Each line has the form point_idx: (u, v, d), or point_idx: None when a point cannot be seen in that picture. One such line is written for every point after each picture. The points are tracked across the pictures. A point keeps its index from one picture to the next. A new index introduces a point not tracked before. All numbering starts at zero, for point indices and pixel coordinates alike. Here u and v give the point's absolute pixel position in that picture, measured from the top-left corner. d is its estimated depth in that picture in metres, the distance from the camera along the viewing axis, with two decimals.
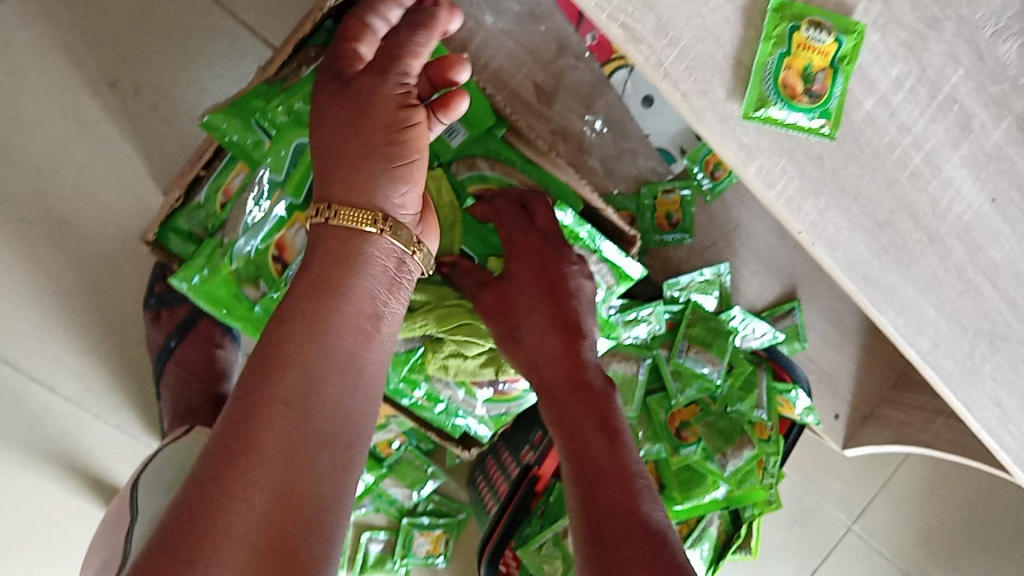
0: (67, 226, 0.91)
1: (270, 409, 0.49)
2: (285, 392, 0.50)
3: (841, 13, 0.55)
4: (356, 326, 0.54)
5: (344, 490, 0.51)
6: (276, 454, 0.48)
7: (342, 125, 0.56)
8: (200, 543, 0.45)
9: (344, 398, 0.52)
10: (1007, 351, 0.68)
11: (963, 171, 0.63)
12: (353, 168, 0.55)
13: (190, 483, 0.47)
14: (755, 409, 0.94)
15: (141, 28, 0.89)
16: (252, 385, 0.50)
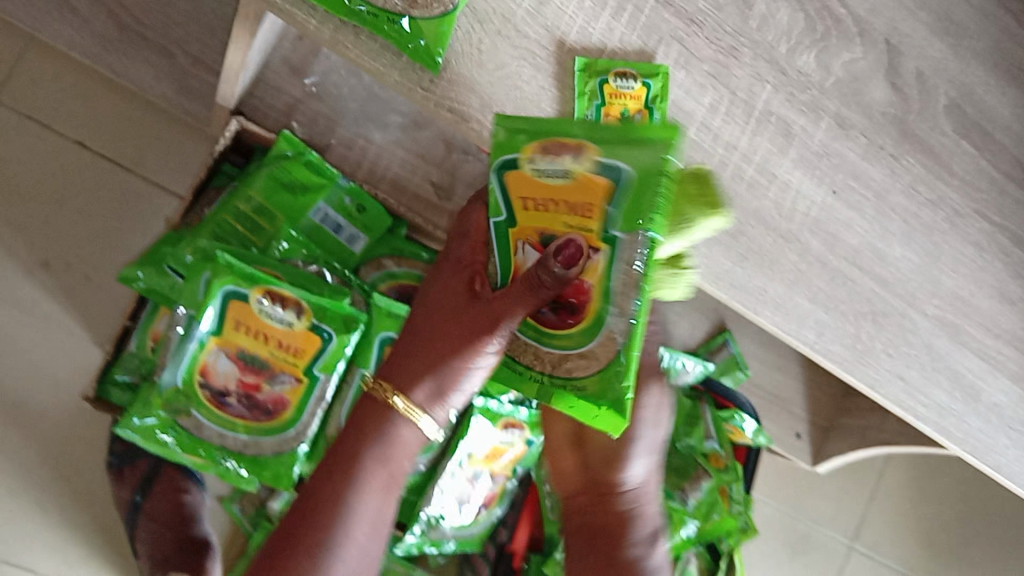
0: (22, 406, 0.95)
1: (304, 554, 0.60)
2: (314, 539, 0.60)
3: (643, 60, 0.63)
4: (379, 485, 0.63)
5: None
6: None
7: (430, 311, 0.62)
8: None
9: (361, 541, 0.62)
10: (891, 325, 0.73)
11: (798, 172, 0.69)
12: (409, 349, 0.62)
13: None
14: (705, 441, 1.01)
15: (64, 209, 0.96)
16: (293, 525, 0.61)
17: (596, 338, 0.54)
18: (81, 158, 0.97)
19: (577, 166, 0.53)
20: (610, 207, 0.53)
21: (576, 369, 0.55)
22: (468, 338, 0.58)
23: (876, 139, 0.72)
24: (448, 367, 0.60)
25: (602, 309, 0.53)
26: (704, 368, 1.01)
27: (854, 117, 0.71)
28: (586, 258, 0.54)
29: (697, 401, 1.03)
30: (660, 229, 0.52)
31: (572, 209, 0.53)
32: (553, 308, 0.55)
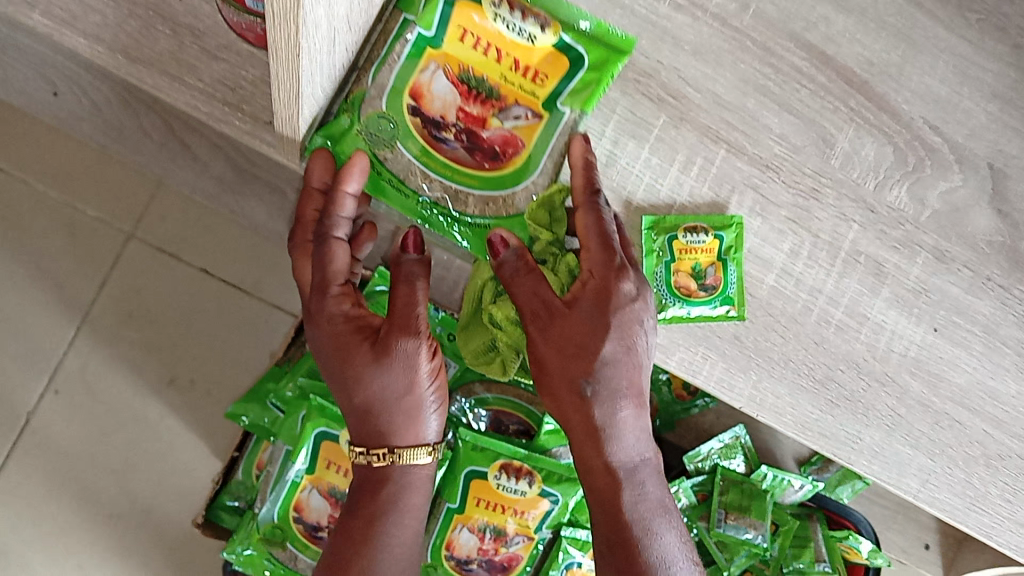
0: (150, 513, 1.03)
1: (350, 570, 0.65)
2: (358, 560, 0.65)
3: (715, 213, 0.62)
4: (408, 532, 0.67)
5: None
6: None
7: (332, 364, 0.63)
8: None
9: (402, 561, 0.67)
10: (1009, 469, 0.68)
11: (893, 313, 0.65)
12: (350, 397, 0.63)
13: None
14: (816, 563, 0.93)
15: (187, 329, 1.04)
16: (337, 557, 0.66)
17: (527, 185, 0.61)
18: (204, 284, 1.04)
19: (538, 33, 0.58)
20: (561, 68, 0.60)
21: (510, 207, 0.61)
22: (347, 384, 0.62)
23: (981, 271, 0.67)
24: (407, 408, 0.63)
25: (530, 154, 0.61)
26: (813, 487, 0.93)
27: (955, 249, 0.66)
28: (518, 113, 0.60)
29: (806, 519, 0.96)
30: (582, 108, 0.60)
31: (517, 64, 0.59)
32: (478, 161, 0.61)
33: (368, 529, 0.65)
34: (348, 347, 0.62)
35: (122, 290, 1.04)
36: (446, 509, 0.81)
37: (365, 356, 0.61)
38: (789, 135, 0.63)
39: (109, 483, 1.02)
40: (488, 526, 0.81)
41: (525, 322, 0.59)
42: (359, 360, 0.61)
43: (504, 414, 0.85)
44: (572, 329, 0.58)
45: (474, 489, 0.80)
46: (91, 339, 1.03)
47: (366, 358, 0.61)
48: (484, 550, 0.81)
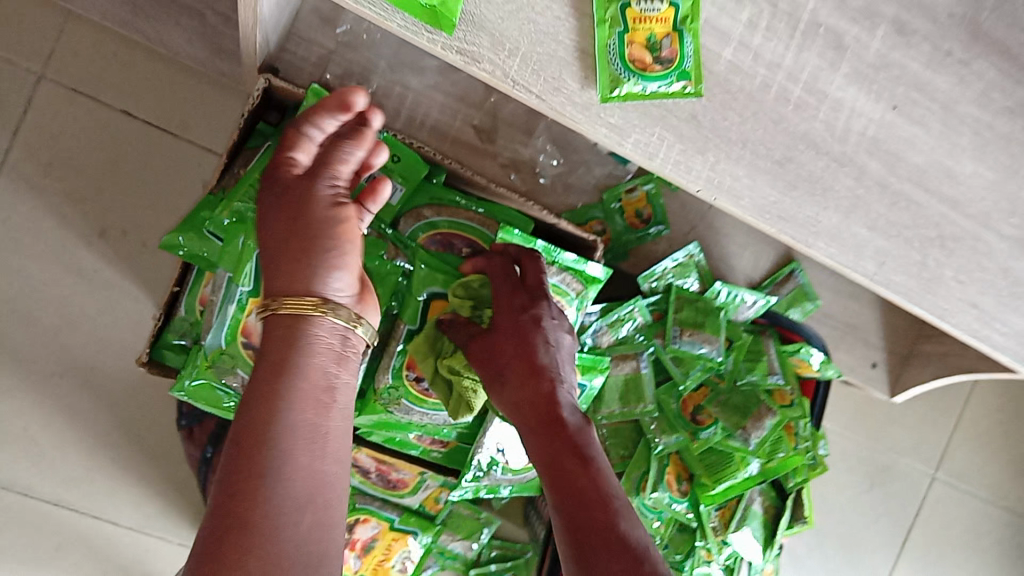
0: (94, 369, 0.99)
1: (255, 441, 0.54)
2: (264, 424, 0.55)
3: None
4: (316, 397, 0.58)
5: (314, 496, 0.54)
6: (259, 479, 0.53)
7: (260, 218, 0.65)
8: (231, 523, 0.51)
9: (315, 440, 0.56)
10: (962, 250, 0.68)
11: (852, 89, 0.63)
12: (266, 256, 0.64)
13: (217, 491, 0.53)
14: (768, 376, 0.95)
15: (113, 175, 0.98)
16: (246, 422, 0.55)
17: None
18: (127, 126, 0.98)
19: None
20: None
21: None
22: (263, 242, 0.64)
23: (941, 45, 0.64)
24: (315, 260, 0.62)
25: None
26: (765, 301, 0.96)
27: (915, 22, 0.64)
28: None
29: (759, 335, 0.97)
30: None
31: None
32: None
33: (279, 383, 0.57)
34: (270, 200, 0.65)
35: (37, 136, 0.96)
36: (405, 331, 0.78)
37: (279, 204, 0.64)
38: None
39: (45, 339, 0.97)
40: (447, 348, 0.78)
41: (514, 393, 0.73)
42: (274, 213, 0.64)
43: (454, 236, 0.82)
44: (512, 339, 0.73)
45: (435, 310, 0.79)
46: (8, 189, 0.96)
47: (279, 210, 0.64)
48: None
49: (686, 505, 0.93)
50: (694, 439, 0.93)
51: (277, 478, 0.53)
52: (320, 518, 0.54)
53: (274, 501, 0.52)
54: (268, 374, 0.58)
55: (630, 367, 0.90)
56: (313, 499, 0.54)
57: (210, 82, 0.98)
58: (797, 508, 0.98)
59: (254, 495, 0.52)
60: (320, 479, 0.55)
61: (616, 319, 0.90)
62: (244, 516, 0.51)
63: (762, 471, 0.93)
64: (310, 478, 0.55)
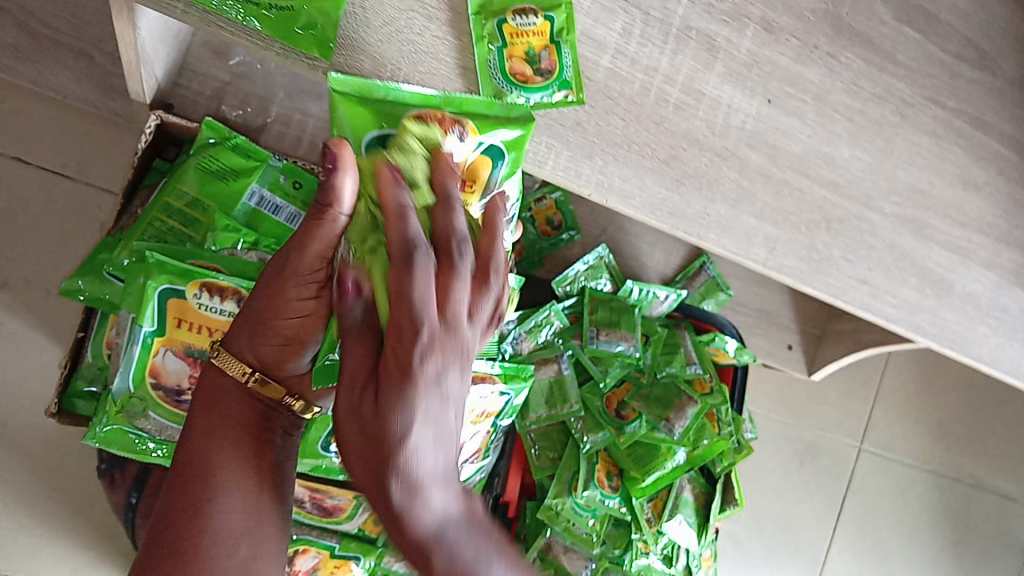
0: (6, 425, 0.96)
1: (190, 475, 0.60)
2: (193, 461, 0.61)
3: None
4: (249, 439, 0.62)
5: (251, 522, 0.60)
6: (185, 510, 0.59)
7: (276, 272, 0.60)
8: (170, 545, 0.58)
9: (253, 466, 0.61)
10: (846, 231, 0.71)
11: (728, 87, 0.66)
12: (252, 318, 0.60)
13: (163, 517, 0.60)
14: (687, 367, 0.97)
15: (10, 224, 0.95)
16: (186, 456, 0.61)
17: None
18: (22, 173, 0.96)
19: None
20: None
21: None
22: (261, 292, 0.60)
23: (808, 40, 0.68)
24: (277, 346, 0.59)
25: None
26: (678, 296, 1.00)
27: (781, 20, 0.67)
28: None
29: (674, 328, 1.00)
30: None
31: None
32: None
33: (208, 425, 0.61)
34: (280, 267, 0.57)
35: None
36: None
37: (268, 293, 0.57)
38: None
39: None
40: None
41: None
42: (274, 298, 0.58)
43: None
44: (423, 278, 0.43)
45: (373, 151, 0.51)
46: None
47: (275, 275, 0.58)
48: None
49: (618, 499, 0.96)
50: (620, 434, 0.94)
51: (214, 513, 0.59)
52: (259, 546, 0.60)
53: (212, 536, 0.58)
54: (204, 425, 0.61)
55: (552, 370, 0.92)
56: (253, 530, 0.60)
57: (105, 122, 0.97)
58: (728, 491, 1.01)
59: (190, 527, 0.59)
60: (257, 514, 0.60)
61: (534, 325, 0.91)
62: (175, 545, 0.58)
63: (688, 459, 0.96)
64: (248, 511, 0.60)
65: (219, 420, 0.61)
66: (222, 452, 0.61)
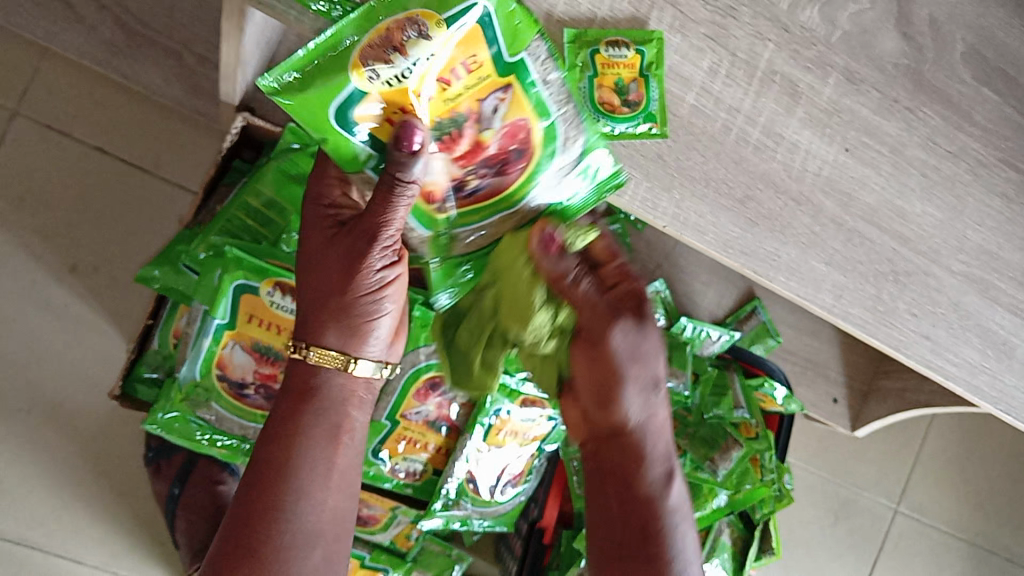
0: (61, 406, 0.98)
1: (270, 472, 0.64)
2: (275, 457, 0.64)
3: (635, 27, 0.63)
4: (326, 438, 0.65)
5: (322, 520, 0.65)
6: (261, 509, 0.63)
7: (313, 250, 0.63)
8: (247, 545, 0.62)
9: (328, 464, 0.65)
10: (914, 284, 0.71)
11: (807, 133, 0.67)
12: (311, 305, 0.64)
13: (240, 509, 0.63)
14: (734, 410, 0.97)
15: (87, 211, 0.99)
16: (267, 454, 0.64)
17: None
18: (101, 164, 0.99)
19: None
20: None
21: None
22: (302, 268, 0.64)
23: (888, 92, 0.68)
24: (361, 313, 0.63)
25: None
26: (729, 337, 1.01)
27: (865, 70, 0.68)
28: None
29: (725, 370, 1.00)
30: None
31: None
32: None
33: (292, 424, 0.65)
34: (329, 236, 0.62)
35: (10, 171, 0.97)
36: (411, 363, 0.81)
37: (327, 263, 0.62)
38: None
39: (13, 374, 0.97)
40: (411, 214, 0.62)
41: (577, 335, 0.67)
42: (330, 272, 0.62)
43: None
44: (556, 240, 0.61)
45: (372, 128, 0.57)
46: None
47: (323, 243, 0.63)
48: (473, 159, 0.59)
49: None
50: None
51: (296, 514, 0.63)
52: (329, 549, 0.65)
53: (289, 535, 0.63)
54: (281, 419, 0.65)
55: None
56: (326, 531, 0.65)
57: (187, 121, 1.00)
58: (765, 539, 1.01)
59: (271, 527, 0.62)
60: (334, 513, 0.66)
61: None
62: (251, 545, 0.62)
63: (729, 501, 0.97)
64: (326, 512, 0.65)
65: (308, 424, 0.65)
66: (306, 450, 0.64)
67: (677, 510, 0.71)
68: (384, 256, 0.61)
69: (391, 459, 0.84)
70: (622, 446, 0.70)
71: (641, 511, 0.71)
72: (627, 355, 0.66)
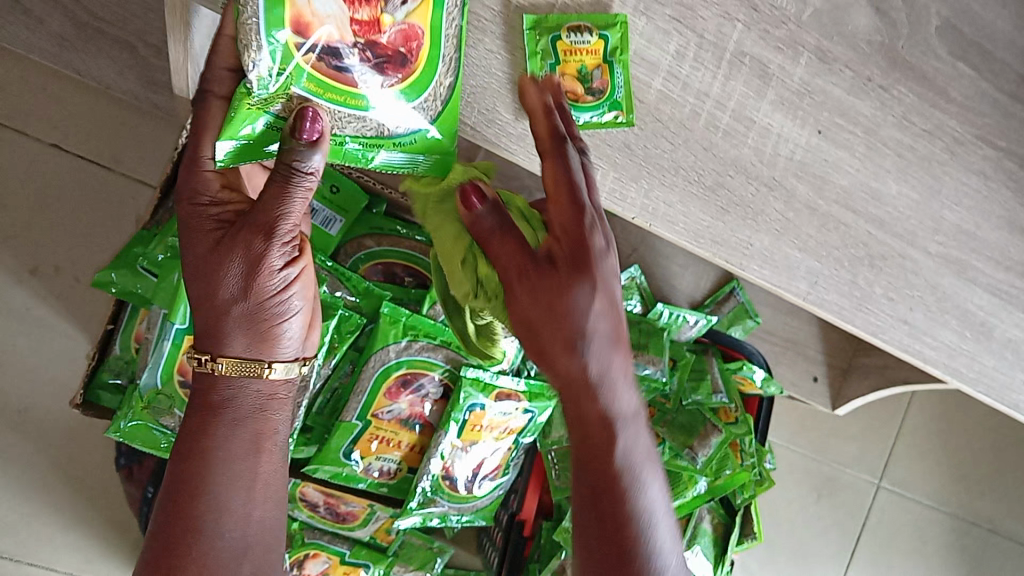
0: (27, 411, 0.96)
1: (198, 487, 0.62)
2: (192, 476, 0.63)
3: (597, 12, 0.60)
4: (247, 445, 0.64)
5: (246, 525, 0.64)
6: (181, 529, 0.62)
7: (196, 260, 0.60)
8: (177, 555, 0.61)
9: (252, 469, 0.64)
10: (891, 268, 0.70)
11: (778, 116, 0.65)
12: (211, 319, 0.61)
13: (154, 537, 0.63)
14: (713, 395, 0.96)
15: (45, 211, 0.96)
16: (184, 473, 0.63)
17: None
18: (56, 162, 0.96)
19: None
20: None
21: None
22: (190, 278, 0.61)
23: (862, 71, 0.66)
24: (270, 319, 0.62)
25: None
26: (707, 322, 0.99)
27: (837, 49, 0.66)
28: None
29: (703, 355, 0.99)
30: None
31: None
32: None
33: (202, 440, 0.63)
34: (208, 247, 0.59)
35: None
36: (380, 363, 0.79)
37: (210, 272, 0.59)
38: None
39: None
40: (261, 22, 0.52)
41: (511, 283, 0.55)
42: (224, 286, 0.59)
43: (399, 265, 0.84)
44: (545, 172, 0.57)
45: None
46: None
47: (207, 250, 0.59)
48: (365, 29, 0.53)
49: None
50: None
51: (216, 533, 0.63)
52: (256, 561, 0.64)
53: (216, 553, 0.62)
54: (195, 427, 0.63)
55: None
56: (254, 544, 0.65)
57: (145, 115, 0.97)
58: (747, 523, 1.01)
59: (186, 548, 0.62)
60: (249, 519, 0.64)
61: None
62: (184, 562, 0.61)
63: (711, 489, 0.95)
64: (258, 518, 0.65)
65: (219, 435, 0.63)
66: (227, 463, 0.63)
67: (649, 492, 0.59)
68: (284, 253, 0.59)
69: (364, 459, 0.83)
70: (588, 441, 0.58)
71: (611, 495, 0.58)
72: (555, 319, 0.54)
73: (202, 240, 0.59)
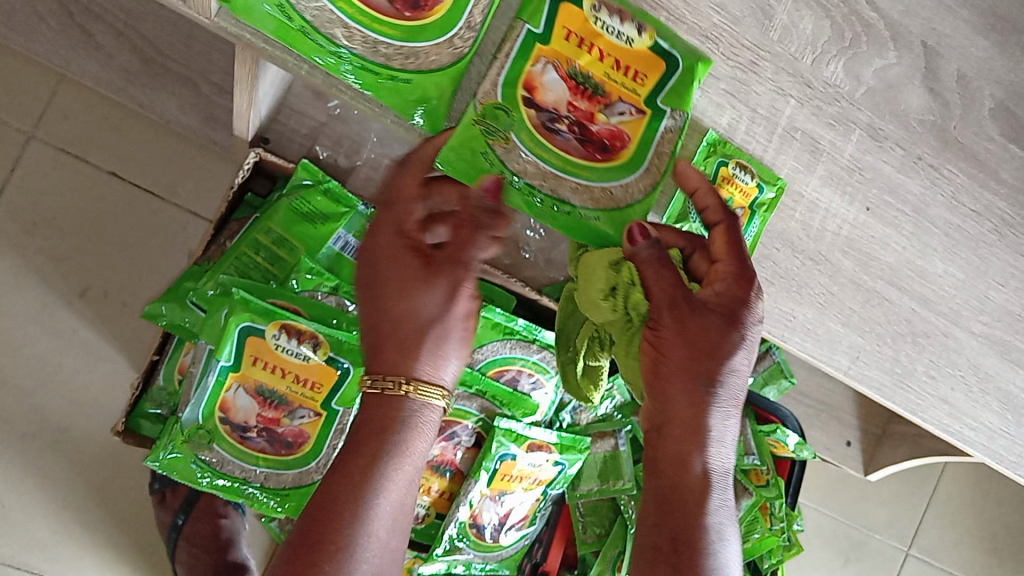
0: (66, 430, 0.98)
1: (349, 502, 0.58)
2: (341, 485, 0.59)
3: (765, 166, 0.63)
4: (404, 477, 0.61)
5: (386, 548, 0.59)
6: (326, 537, 0.57)
7: (385, 281, 0.62)
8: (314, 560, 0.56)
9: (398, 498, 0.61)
10: (933, 346, 0.70)
11: (827, 191, 0.65)
12: (394, 345, 0.61)
13: (296, 539, 0.58)
14: (745, 457, 0.95)
15: (98, 235, 0.98)
16: (339, 485, 0.59)
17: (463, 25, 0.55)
18: (113, 188, 0.99)
19: None
20: None
21: (434, 62, 0.55)
22: (370, 304, 0.63)
23: (912, 150, 0.67)
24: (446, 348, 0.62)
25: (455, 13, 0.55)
26: None
27: (889, 128, 0.66)
28: None
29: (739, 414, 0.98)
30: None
31: None
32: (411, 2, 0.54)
33: (372, 464, 0.59)
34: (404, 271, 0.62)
35: (22, 195, 0.97)
36: None
37: (408, 295, 0.61)
38: (729, 4, 0.61)
39: (19, 398, 0.96)
40: (500, 83, 0.55)
41: (660, 307, 0.59)
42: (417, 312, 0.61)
43: None
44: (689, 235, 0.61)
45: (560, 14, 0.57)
46: None
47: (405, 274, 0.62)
48: (579, 116, 0.57)
49: None
50: None
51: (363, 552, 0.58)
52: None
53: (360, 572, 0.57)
54: (360, 442, 0.60)
55: (608, 445, 0.90)
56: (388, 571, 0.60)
57: (201, 149, 1.00)
58: None
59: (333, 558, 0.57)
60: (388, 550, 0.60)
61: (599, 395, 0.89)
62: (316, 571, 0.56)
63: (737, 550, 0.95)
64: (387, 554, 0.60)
65: (383, 464, 0.60)
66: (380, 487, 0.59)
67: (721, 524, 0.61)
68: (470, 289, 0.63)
69: None
70: (678, 445, 0.62)
71: (682, 517, 0.61)
72: (713, 348, 0.60)
73: (397, 262, 0.62)
